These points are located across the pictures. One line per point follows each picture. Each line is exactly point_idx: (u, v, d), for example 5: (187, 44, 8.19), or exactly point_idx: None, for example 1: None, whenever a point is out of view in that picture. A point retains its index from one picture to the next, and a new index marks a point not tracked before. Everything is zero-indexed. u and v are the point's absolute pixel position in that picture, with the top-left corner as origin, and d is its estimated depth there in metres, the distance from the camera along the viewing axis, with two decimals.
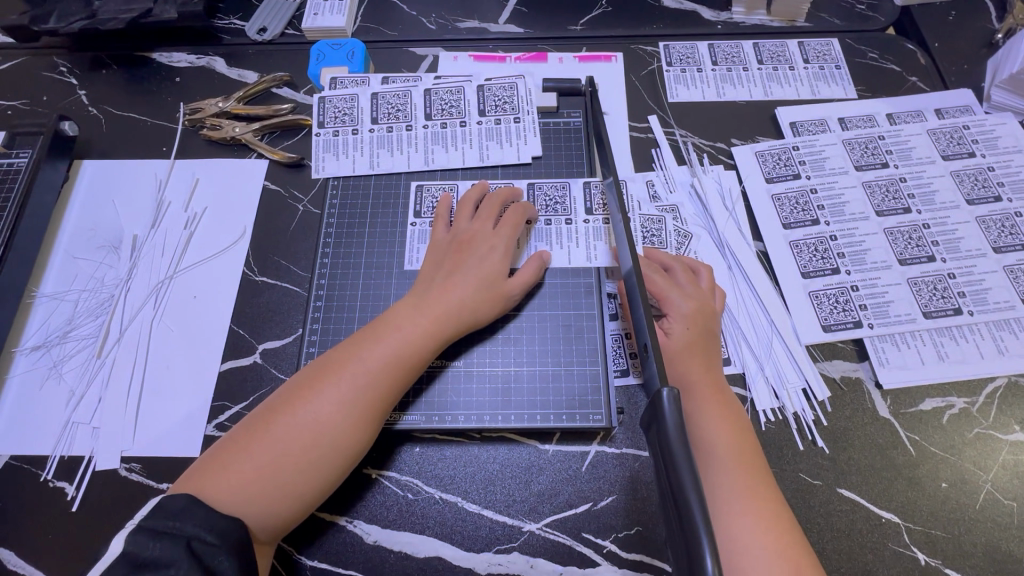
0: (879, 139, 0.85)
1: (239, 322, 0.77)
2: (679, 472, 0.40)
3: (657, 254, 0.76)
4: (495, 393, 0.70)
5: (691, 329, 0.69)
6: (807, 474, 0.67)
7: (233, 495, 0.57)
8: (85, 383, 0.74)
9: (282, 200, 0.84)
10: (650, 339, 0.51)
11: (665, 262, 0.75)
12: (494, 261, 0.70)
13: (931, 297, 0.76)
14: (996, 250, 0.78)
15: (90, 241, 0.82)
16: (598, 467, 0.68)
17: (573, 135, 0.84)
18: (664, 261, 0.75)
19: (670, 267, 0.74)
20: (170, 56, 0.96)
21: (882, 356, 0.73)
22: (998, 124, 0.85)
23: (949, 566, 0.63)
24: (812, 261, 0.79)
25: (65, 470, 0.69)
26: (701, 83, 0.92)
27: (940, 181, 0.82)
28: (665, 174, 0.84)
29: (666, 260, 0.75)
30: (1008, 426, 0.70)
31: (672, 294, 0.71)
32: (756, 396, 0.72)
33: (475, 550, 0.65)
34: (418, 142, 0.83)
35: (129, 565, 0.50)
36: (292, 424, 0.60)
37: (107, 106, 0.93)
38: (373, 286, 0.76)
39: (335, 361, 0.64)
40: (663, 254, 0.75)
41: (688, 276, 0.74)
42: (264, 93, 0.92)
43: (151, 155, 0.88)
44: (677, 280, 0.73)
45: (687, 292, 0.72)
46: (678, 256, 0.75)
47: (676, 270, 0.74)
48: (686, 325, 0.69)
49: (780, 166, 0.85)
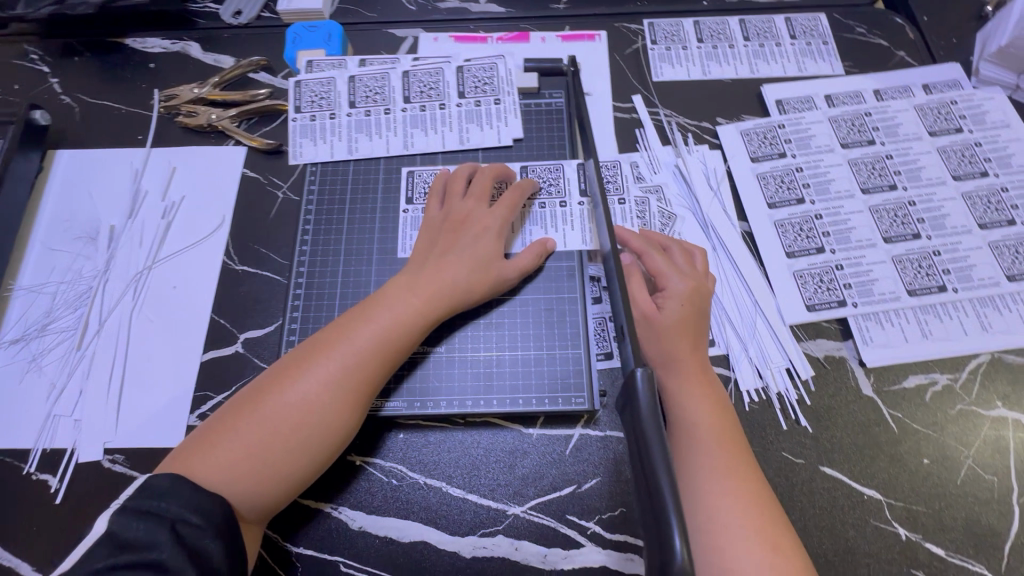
0: (865, 115, 0.84)
1: (219, 312, 0.76)
2: (650, 452, 0.41)
3: (658, 235, 0.75)
4: (477, 378, 0.70)
5: (687, 307, 0.68)
6: (790, 452, 0.68)
7: (221, 474, 0.55)
8: (66, 376, 0.73)
9: (261, 188, 0.83)
10: (626, 320, 0.51)
11: (663, 243, 0.74)
12: (489, 242, 0.69)
13: (915, 275, 0.75)
14: (981, 226, 0.77)
15: (66, 232, 0.81)
16: (582, 450, 0.68)
17: (555, 116, 0.83)
18: (664, 241, 0.74)
19: (669, 248, 0.73)
20: (144, 42, 0.94)
21: (865, 334, 0.73)
22: (986, 98, 0.84)
23: (929, 540, 0.64)
24: (796, 241, 0.78)
25: (48, 462, 0.69)
26: (686, 61, 0.90)
27: (926, 158, 0.81)
28: (649, 154, 0.83)
29: (666, 241, 0.74)
30: (990, 402, 0.70)
31: (669, 273, 0.70)
32: (740, 376, 0.71)
33: (459, 534, 0.65)
34: (397, 126, 0.82)
35: (113, 545, 0.49)
36: (282, 403, 0.58)
37: (80, 94, 0.90)
38: (353, 273, 0.75)
39: (325, 340, 0.62)
40: (661, 235, 0.74)
41: (687, 256, 0.72)
42: (241, 78, 0.90)
43: (127, 144, 0.87)
44: (675, 260, 0.72)
45: (684, 271, 0.70)
46: (677, 239, 0.74)
47: (675, 250, 0.73)
48: (681, 303, 0.68)
49: (765, 145, 0.83)
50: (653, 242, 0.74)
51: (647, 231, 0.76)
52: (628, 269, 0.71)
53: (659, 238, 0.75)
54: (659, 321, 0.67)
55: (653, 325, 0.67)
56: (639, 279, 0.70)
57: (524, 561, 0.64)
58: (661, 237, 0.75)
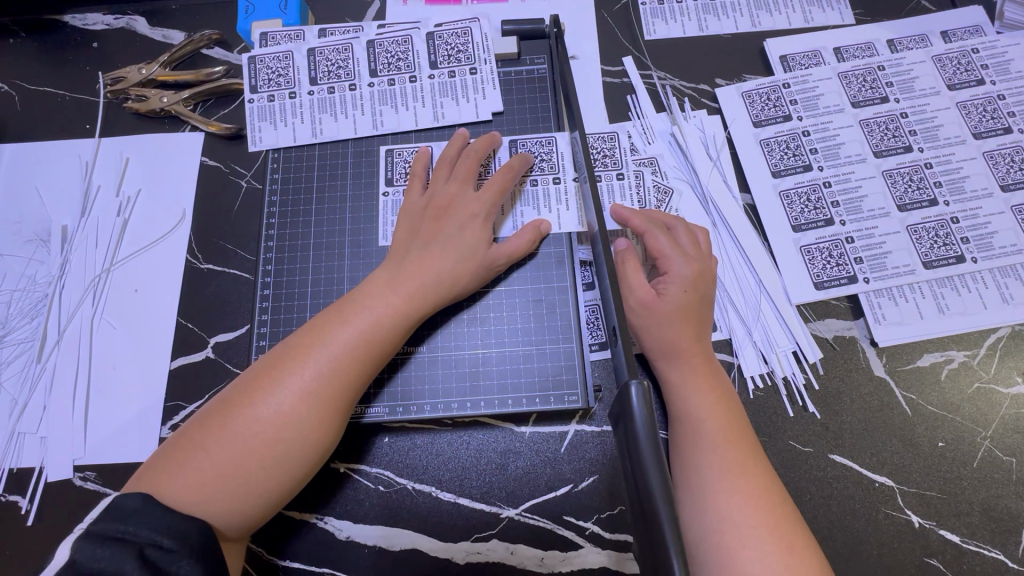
0: (878, 69, 0.77)
1: (187, 316, 0.71)
2: (643, 466, 0.39)
3: (661, 212, 0.69)
4: (462, 379, 0.65)
5: (689, 291, 0.63)
6: (798, 441, 0.64)
7: (194, 496, 0.49)
8: (27, 390, 0.69)
9: (222, 177, 0.76)
10: (618, 321, 0.47)
11: (667, 222, 0.68)
12: (476, 230, 0.62)
13: (931, 245, 0.70)
14: (1003, 188, 0.71)
15: (16, 236, 0.75)
16: (578, 447, 0.64)
17: (538, 84, 0.75)
18: (668, 218, 0.68)
19: (672, 225, 0.67)
20: (84, 18, 0.84)
21: (878, 312, 0.68)
22: (1011, 44, 0.76)
23: (943, 527, 0.61)
24: (804, 212, 0.72)
25: (15, 482, 0.66)
26: (682, 15, 0.81)
27: (944, 114, 0.75)
28: (643, 122, 0.76)
29: (670, 219, 0.68)
30: (1009, 378, 0.66)
31: (671, 253, 0.64)
32: (744, 362, 0.67)
33: (452, 540, 0.62)
34: (363, 103, 0.74)
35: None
36: (254, 416, 0.51)
37: (18, 81, 0.82)
38: (324, 269, 0.70)
39: (298, 345, 0.55)
40: (662, 213, 0.68)
41: (690, 234, 0.67)
42: (194, 55, 0.82)
43: (74, 134, 0.79)
44: (678, 239, 0.66)
45: (688, 252, 0.65)
46: (679, 216, 0.68)
47: (678, 229, 0.67)
48: (683, 288, 0.63)
49: (769, 107, 0.76)
50: (655, 219, 0.67)
51: (649, 208, 0.70)
52: (626, 253, 0.66)
53: (664, 215, 0.69)
54: (659, 308, 0.62)
55: (651, 312, 0.62)
56: (636, 263, 0.65)
57: (520, 566, 0.61)
58: (665, 215, 0.69)
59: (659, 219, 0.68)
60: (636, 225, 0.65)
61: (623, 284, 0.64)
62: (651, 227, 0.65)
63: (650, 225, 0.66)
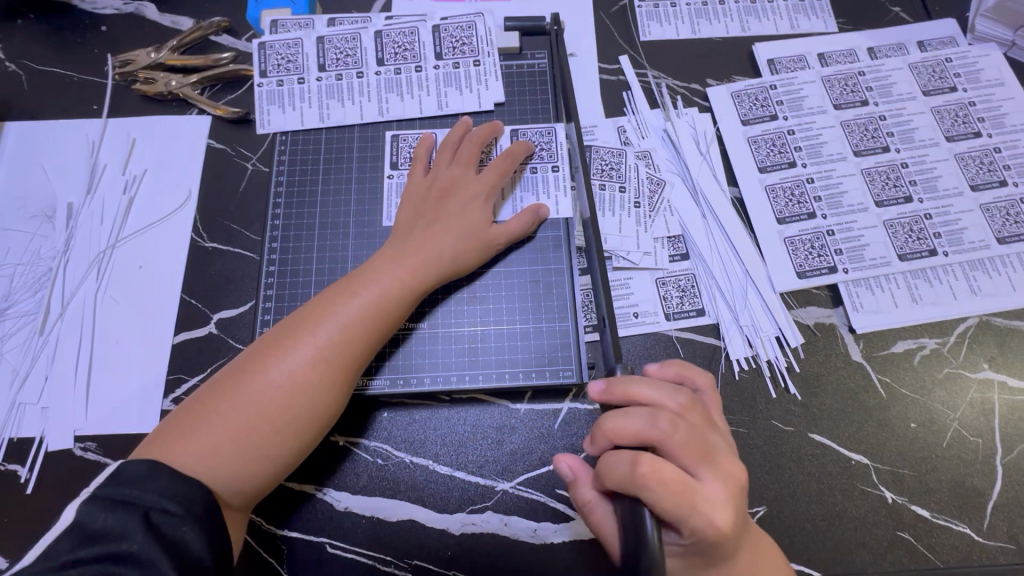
0: (859, 74, 0.81)
1: (190, 292, 0.73)
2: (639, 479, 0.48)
3: (648, 387, 0.53)
4: (461, 354, 0.68)
5: (729, 491, 0.51)
6: (779, 420, 0.67)
7: (208, 460, 0.50)
8: (29, 362, 0.70)
9: (228, 158, 0.78)
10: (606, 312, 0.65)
11: (683, 376, 0.58)
12: (477, 210, 0.66)
13: (906, 239, 0.74)
14: (973, 188, 0.76)
15: (20, 211, 0.76)
16: (571, 423, 0.67)
17: (538, 78, 0.78)
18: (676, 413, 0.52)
19: (692, 389, 0.57)
20: (94, 2, 0.85)
21: (856, 300, 0.72)
22: (981, 56, 0.82)
23: (914, 503, 0.64)
24: (788, 206, 0.76)
25: (15, 451, 0.66)
26: (676, 19, 0.85)
27: (920, 118, 0.79)
28: (638, 118, 0.80)
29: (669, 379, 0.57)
30: (977, 364, 0.69)
31: (709, 458, 0.51)
32: (729, 345, 0.70)
33: (448, 511, 0.64)
34: (370, 91, 0.77)
35: (78, 537, 0.44)
36: (267, 381, 0.53)
37: (26, 60, 0.83)
38: (328, 249, 0.72)
39: (309, 315, 0.57)
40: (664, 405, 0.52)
41: (693, 407, 0.53)
42: (202, 42, 0.84)
43: (81, 114, 0.80)
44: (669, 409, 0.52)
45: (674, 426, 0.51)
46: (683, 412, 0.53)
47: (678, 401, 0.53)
48: (677, 453, 0.50)
49: (757, 107, 0.80)
50: (648, 426, 0.50)
51: (631, 378, 0.55)
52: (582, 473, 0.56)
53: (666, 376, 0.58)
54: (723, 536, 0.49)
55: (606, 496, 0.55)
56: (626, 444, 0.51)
57: (514, 537, 0.63)
58: (661, 373, 0.58)
59: (662, 421, 0.50)
60: (607, 479, 0.50)
61: (608, 466, 0.51)
62: (640, 459, 0.48)
63: (654, 439, 0.50)
